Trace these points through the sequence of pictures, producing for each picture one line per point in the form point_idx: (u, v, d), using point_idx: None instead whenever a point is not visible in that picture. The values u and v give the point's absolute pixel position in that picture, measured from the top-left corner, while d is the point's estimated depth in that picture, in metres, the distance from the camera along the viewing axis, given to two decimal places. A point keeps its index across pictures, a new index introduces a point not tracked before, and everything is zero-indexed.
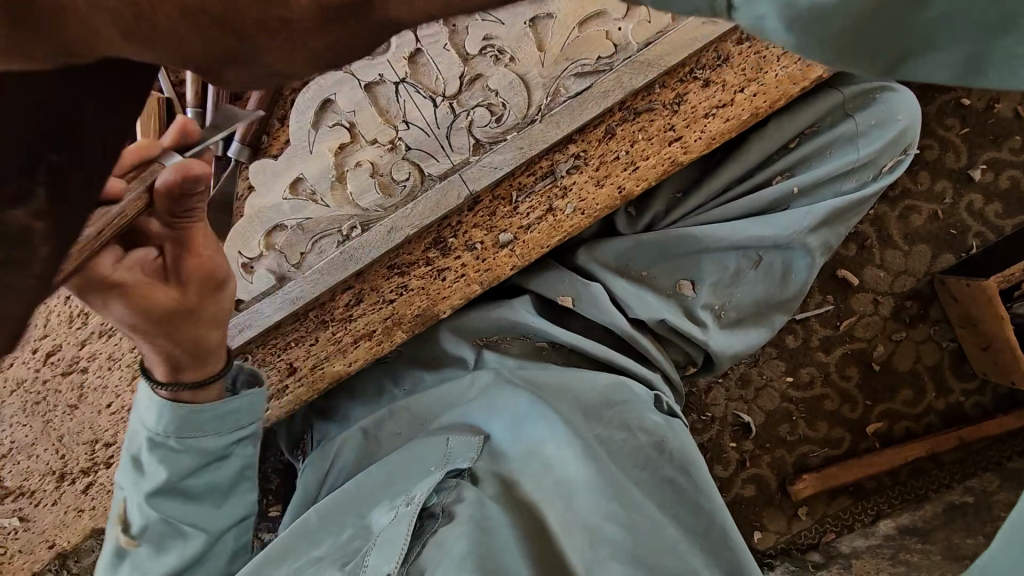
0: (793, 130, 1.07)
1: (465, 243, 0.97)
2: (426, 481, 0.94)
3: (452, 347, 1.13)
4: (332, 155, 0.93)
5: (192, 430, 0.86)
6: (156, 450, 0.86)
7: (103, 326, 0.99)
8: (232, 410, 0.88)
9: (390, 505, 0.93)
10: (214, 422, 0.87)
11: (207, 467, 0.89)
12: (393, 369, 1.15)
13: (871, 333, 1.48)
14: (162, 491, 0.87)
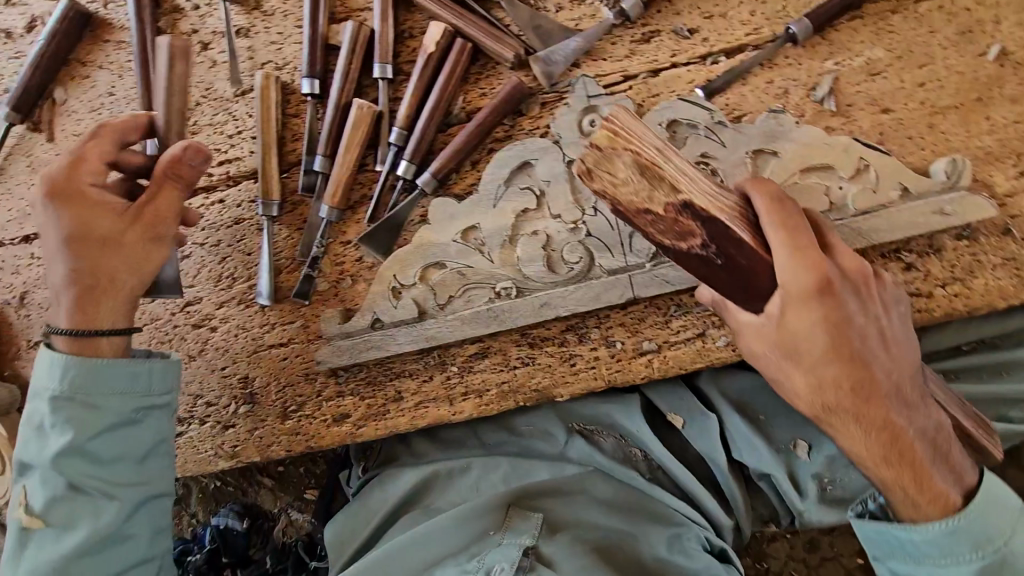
0: (974, 336, 0.99)
1: (605, 338, 0.95)
2: (503, 554, 0.93)
3: (548, 423, 1.11)
4: (513, 216, 0.93)
5: (83, 385, 0.84)
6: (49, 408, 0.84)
7: (243, 295, 1.03)
8: (142, 373, 0.87)
9: (462, 569, 0.93)
10: (125, 380, 0.86)
11: (120, 430, 0.86)
12: (486, 423, 1.15)
13: None
14: (72, 455, 0.83)
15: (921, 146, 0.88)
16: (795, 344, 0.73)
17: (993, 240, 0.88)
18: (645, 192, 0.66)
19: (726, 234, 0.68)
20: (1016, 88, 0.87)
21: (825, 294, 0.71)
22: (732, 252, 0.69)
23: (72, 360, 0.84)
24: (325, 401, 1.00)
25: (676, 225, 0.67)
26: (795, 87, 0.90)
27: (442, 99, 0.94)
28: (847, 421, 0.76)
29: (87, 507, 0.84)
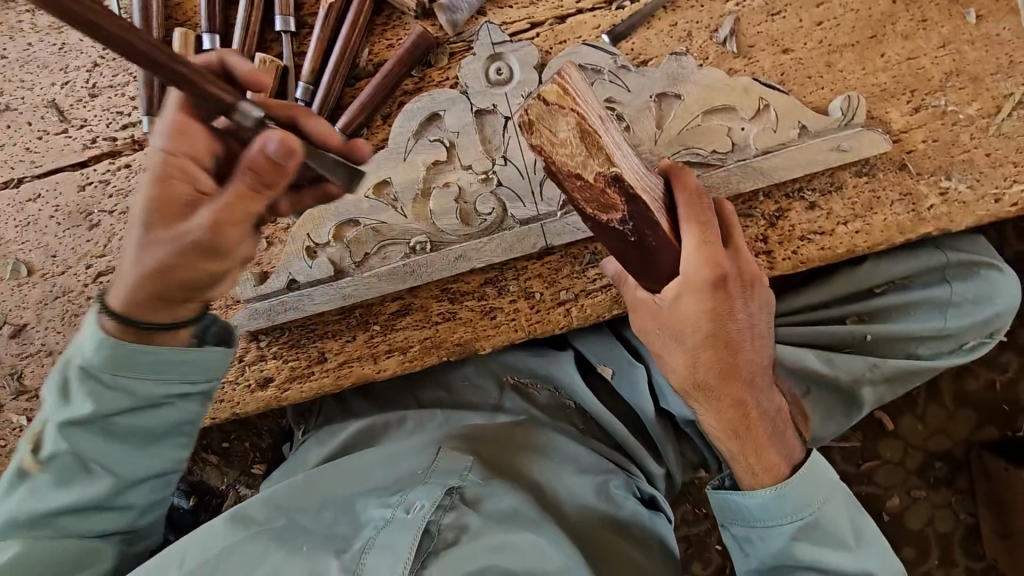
0: (886, 275, 1.02)
1: (524, 289, 0.95)
2: (425, 491, 0.92)
3: (484, 378, 1.14)
4: (424, 169, 0.92)
5: (132, 369, 0.72)
6: (81, 377, 0.72)
7: None
8: (186, 359, 0.74)
9: (380, 502, 0.92)
10: (165, 362, 0.73)
11: (144, 414, 0.74)
12: (420, 382, 1.16)
13: (891, 483, 1.42)
14: (72, 426, 0.73)
15: (820, 85, 0.90)
16: (686, 318, 0.77)
17: (891, 175, 0.90)
18: (580, 161, 0.65)
19: (646, 215, 0.68)
20: (907, 25, 0.90)
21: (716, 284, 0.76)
22: (646, 232, 0.70)
23: (116, 334, 0.71)
24: (248, 365, 0.99)
25: (602, 197, 0.66)
26: (698, 30, 0.91)
27: (348, 51, 0.92)
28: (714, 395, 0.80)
29: (80, 474, 0.74)
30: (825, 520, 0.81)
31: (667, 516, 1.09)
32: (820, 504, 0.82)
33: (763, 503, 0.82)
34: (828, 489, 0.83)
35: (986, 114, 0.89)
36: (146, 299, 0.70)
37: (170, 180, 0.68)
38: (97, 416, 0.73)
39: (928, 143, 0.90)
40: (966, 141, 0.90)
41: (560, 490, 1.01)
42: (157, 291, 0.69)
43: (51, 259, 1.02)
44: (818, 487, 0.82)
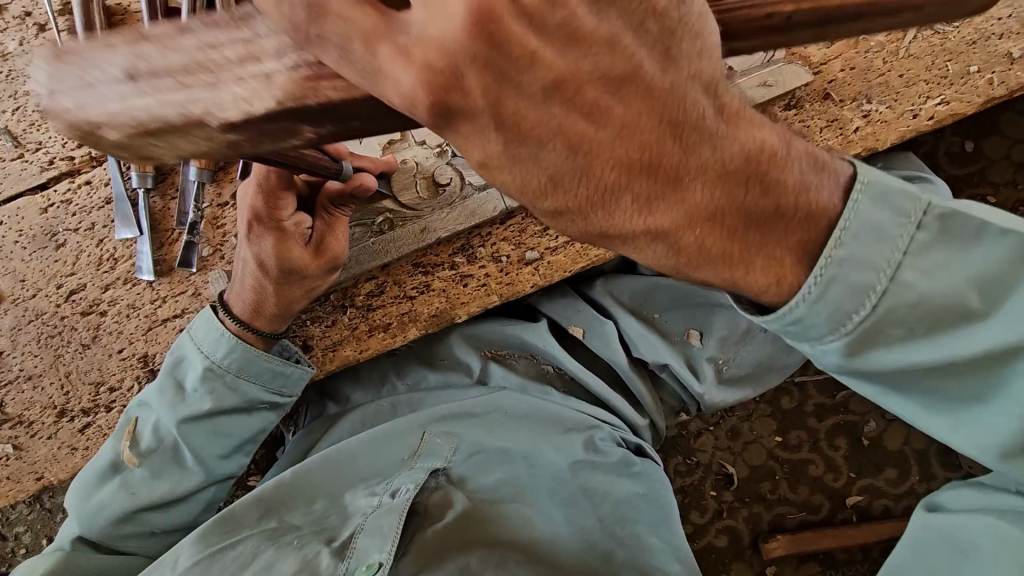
0: None
1: (491, 254, 0.99)
2: (410, 475, 0.96)
3: (462, 354, 1.16)
4: (381, 149, 0.96)
5: (250, 377, 0.93)
6: (206, 380, 0.91)
7: (128, 274, 1.01)
8: (282, 374, 0.95)
9: (367, 491, 0.96)
10: (270, 375, 0.94)
11: (239, 415, 0.95)
12: (403, 364, 1.18)
13: (865, 408, 1.50)
14: (196, 421, 0.92)
15: None
16: (581, 111, 0.44)
17: (816, 105, 0.97)
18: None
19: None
20: None
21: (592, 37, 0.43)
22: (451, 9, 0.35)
23: (238, 346, 0.92)
24: None
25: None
26: None
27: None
28: (706, 234, 0.51)
29: (174, 468, 0.93)
30: (890, 310, 0.53)
31: (658, 462, 1.15)
32: (892, 274, 0.52)
33: (817, 299, 0.53)
34: (926, 253, 0.53)
35: (894, 39, 0.97)
36: (264, 318, 0.92)
37: (286, 232, 0.86)
38: (214, 414, 0.93)
39: (846, 72, 0.98)
40: (879, 66, 0.97)
41: (545, 456, 1.03)
42: (282, 311, 0.91)
43: (21, 284, 1.02)
44: (885, 253, 0.52)
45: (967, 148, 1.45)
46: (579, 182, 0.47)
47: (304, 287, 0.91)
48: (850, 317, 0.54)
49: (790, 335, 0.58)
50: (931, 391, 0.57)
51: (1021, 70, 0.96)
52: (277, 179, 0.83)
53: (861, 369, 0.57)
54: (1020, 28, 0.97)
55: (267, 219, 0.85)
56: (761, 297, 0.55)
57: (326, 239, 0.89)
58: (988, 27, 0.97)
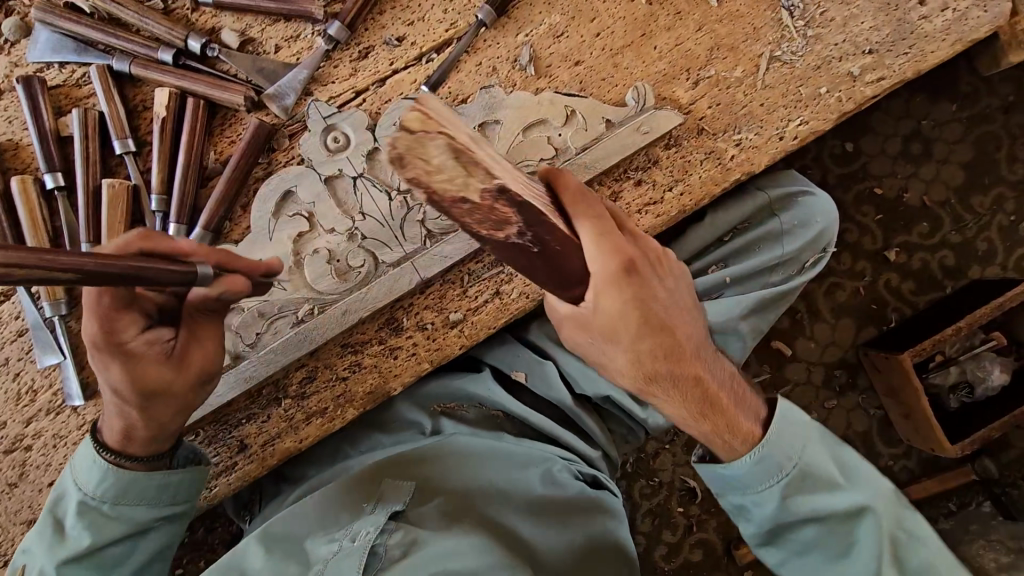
0: (726, 224, 1.19)
1: (416, 323, 1.02)
2: (370, 518, 0.95)
3: (411, 417, 1.18)
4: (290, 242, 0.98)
5: (130, 501, 0.89)
6: (84, 513, 0.88)
7: (51, 404, 1.00)
8: (169, 491, 0.92)
9: (327, 538, 0.94)
10: (152, 493, 0.90)
11: (127, 541, 0.90)
12: (355, 437, 1.19)
13: (806, 401, 1.57)
14: (78, 560, 0.87)
15: (614, 83, 1.05)
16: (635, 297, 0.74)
17: (693, 141, 1.06)
18: (460, 183, 0.59)
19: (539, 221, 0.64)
20: (668, 19, 1.07)
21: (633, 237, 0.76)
22: (548, 240, 0.66)
23: (110, 469, 0.88)
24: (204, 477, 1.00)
25: (494, 213, 0.61)
26: (501, 63, 1.05)
27: (191, 154, 0.98)
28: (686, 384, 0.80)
29: None
30: (813, 468, 0.84)
31: (614, 493, 1.17)
32: (796, 462, 0.84)
33: (754, 461, 0.83)
34: (818, 442, 0.86)
35: (749, 74, 1.07)
36: (139, 441, 0.89)
37: (137, 354, 0.82)
38: (99, 547, 0.88)
39: (713, 108, 1.07)
40: (742, 99, 1.07)
41: (506, 486, 1.06)
42: (154, 434, 0.88)
43: None
44: (801, 437, 0.85)
45: (848, 148, 1.59)
46: (640, 362, 0.78)
47: (173, 403, 0.87)
48: (776, 475, 0.83)
49: (728, 494, 0.87)
50: (801, 548, 0.87)
51: (862, 86, 1.08)
52: (112, 302, 0.79)
53: (786, 517, 0.84)
54: (855, 49, 1.09)
55: (110, 346, 0.80)
56: (731, 441, 0.83)
57: (188, 351, 0.86)
58: (828, 52, 1.08)
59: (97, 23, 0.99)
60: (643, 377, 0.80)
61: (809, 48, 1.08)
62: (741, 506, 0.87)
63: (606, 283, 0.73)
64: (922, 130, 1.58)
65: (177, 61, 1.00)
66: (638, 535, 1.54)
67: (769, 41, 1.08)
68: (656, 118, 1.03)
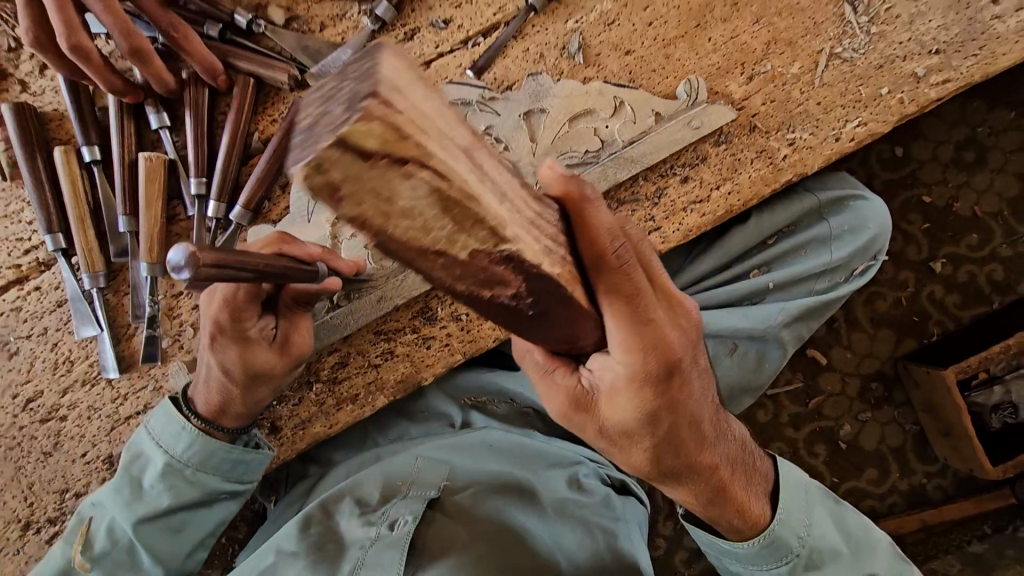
0: (773, 226, 1.12)
1: (450, 314, 1.01)
2: (407, 505, 0.96)
3: (440, 405, 1.16)
4: (329, 225, 0.97)
5: (209, 470, 0.91)
6: (166, 476, 0.90)
7: (86, 375, 1.00)
8: (245, 474, 0.94)
9: (363, 520, 0.96)
10: (229, 465, 0.92)
11: (197, 509, 0.92)
12: (384, 422, 1.18)
13: (838, 413, 1.52)
14: (154, 522, 0.90)
15: (665, 75, 1.02)
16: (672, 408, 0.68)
17: (744, 138, 1.02)
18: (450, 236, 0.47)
19: (546, 286, 0.54)
20: (724, 10, 1.03)
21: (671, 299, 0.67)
22: (549, 305, 0.57)
23: (198, 439, 0.90)
24: None
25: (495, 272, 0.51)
26: (549, 50, 1.02)
27: (237, 130, 0.97)
28: (705, 483, 0.77)
29: (128, 567, 0.90)
30: (816, 547, 0.86)
31: (644, 500, 1.14)
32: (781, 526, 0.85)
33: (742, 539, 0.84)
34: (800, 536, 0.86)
35: (807, 70, 1.03)
36: (230, 417, 0.91)
37: (250, 340, 0.85)
38: (175, 514, 0.91)
39: (767, 104, 1.03)
40: (798, 97, 1.03)
41: (536, 486, 1.03)
42: (248, 411, 0.91)
43: None
44: (802, 515, 0.86)
45: (897, 153, 1.53)
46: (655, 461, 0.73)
47: (269, 386, 0.90)
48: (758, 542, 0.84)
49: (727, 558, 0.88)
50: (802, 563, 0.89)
51: (926, 87, 1.03)
52: (246, 295, 0.80)
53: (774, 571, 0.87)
54: (920, 49, 1.04)
55: (231, 330, 0.83)
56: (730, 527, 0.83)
57: (291, 338, 0.89)
58: (892, 50, 1.03)
59: None
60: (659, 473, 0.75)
61: (871, 45, 1.03)
62: (727, 551, 0.87)
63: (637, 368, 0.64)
64: (977, 137, 1.51)
65: (223, 37, 0.98)
66: (658, 538, 1.51)
67: (830, 37, 1.03)
68: (707, 112, 0.99)
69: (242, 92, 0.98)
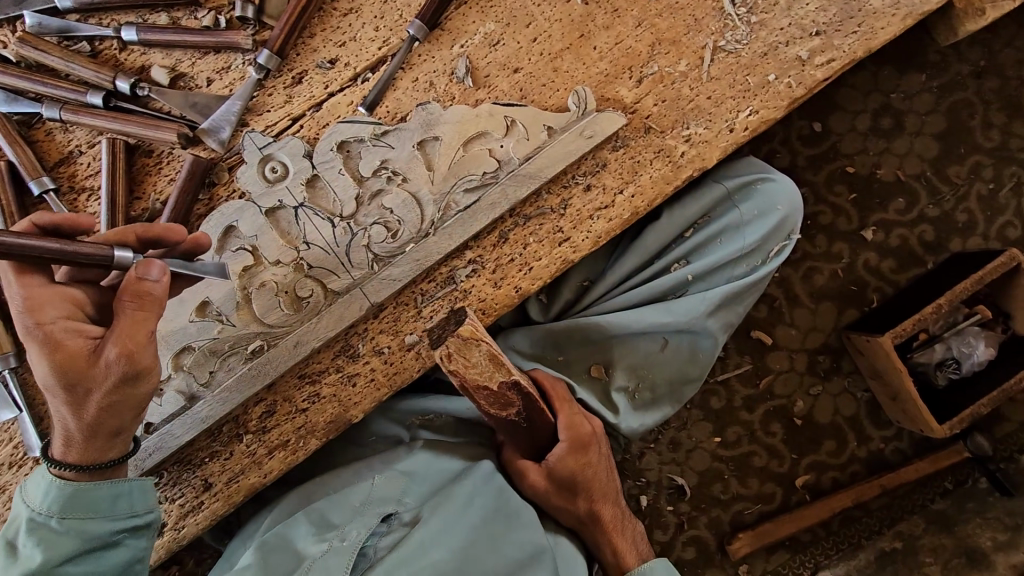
0: (685, 220, 1.13)
1: (372, 348, 1.01)
2: (359, 522, 0.91)
3: (386, 430, 1.13)
4: (237, 278, 0.97)
5: (82, 512, 0.83)
6: (33, 532, 0.81)
7: (13, 457, 0.99)
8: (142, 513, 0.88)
9: (318, 536, 0.90)
10: (107, 504, 0.84)
11: (88, 556, 0.83)
12: (331, 455, 1.15)
13: (790, 389, 1.54)
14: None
15: (555, 88, 1.03)
16: (588, 500, 1.01)
17: (641, 140, 1.04)
18: (487, 371, 0.90)
19: (532, 405, 0.95)
20: (605, 17, 1.04)
21: (589, 456, 1.01)
22: (532, 415, 0.96)
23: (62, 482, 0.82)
24: (173, 527, 0.99)
25: (503, 396, 0.92)
26: (437, 77, 1.03)
27: (115, 194, 0.98)
28: (608, 515, 1.03)
29: None
30: None
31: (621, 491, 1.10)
32: None
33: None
34: None
35: (694, 66, 1.04)
36: (78, 448, 0.82)
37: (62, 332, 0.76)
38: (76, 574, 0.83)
39: (659, 105, 1.04)
40: (688, 93, 1.04)
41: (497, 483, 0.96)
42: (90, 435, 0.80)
43: None
44: None
45: (816, 129, 1.55)
46: (577, 497, 1.00)
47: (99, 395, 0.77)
48: None
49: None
50: None
51: (812, 69, 1.05)
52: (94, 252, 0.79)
53: None
54: (802, 32, 1.05)
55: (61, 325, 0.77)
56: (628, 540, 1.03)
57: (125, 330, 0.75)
58: (774, 37, 1.05)
59: (23, 71, 0.98)
60: (576, 510, 1.01)
61: (753, 34, 1.05)
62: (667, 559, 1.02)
63: (563, 493, 1.00)
64: (892, 104, 1.54)
65: (109, 103, 0.99)
66: None
67: (712, 31, 1.05)
68: (598, 121, 1.00)
69: (120, 157, 0.98)
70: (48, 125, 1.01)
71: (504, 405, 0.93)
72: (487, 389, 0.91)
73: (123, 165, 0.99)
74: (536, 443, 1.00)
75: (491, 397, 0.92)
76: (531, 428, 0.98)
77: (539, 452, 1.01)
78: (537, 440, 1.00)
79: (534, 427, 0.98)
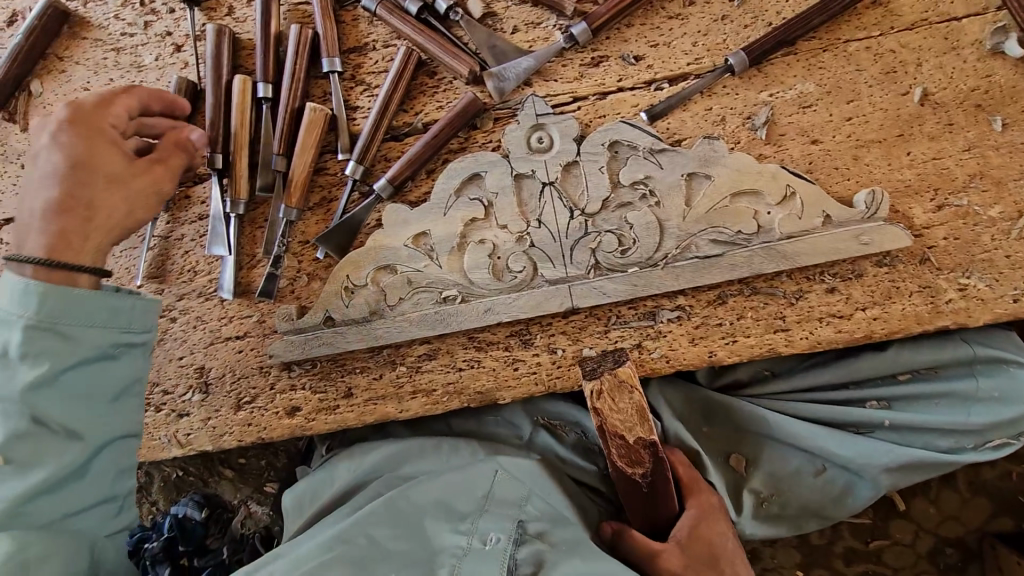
0: (911, 365, 1.02)
1: (547, 345, 0.99)
2: (495, 522, 0.87)
3: (513, 418, 1.12)
4: (461, 225, 0.97)
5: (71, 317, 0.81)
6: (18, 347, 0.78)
7: (204, 289, 1.06)
8: (121, 310, 0.84)
9: (455, 527, 0.86)
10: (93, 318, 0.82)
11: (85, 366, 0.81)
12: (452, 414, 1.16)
13: (899, 564, 1.40)
14: (43, 387, 0.77)
15: (847, 176, 0.95)
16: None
17: (911, 267, 0.94)
18: (628, 425, 0.88)
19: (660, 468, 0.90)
20: (935, 126, 0.94)
21: (722, 539, 0.94)
22: (658, 481, 0.91)
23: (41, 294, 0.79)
24: (306, 414, 1.03)
25: (636, 453, 0.89)
26: (732, 116, 0.97)
27: (390, 102, 1.00)
28: None
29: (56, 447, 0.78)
30: None
31: None
32: None
33: None
34: None
35: (1008, 217, 0.93)
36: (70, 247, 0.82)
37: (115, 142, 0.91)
38: (57, 369, 0.78)
39: (949, 240, 0.93)
40: (986, 241, 0.93)
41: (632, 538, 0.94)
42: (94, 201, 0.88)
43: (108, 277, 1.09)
44: None
45: None
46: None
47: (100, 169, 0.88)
48: None
49: None
50: None
51: None
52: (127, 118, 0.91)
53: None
54: None
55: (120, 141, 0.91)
56: None
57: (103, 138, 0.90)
58: None
59: None
60: None
61: None
62: None
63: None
64: None
65: (419, 15, 1.01)
66: None
67: None
68: (879, 228, 0.91)
69: (408, 69, 1.00)
70: (357, 11, 1.05)
71: (633, 464, 0.89)
72: (624, 444, 0.88)
73: (407, 77, 1.00)
74: (660, 515, 0.93)
75: (625, 455, 0.89)
76: (657, 492, 0.91)
77: (662, 528, 0.93)
78: (661, 508, 0.92)
79: (659, 494, 0.92)
